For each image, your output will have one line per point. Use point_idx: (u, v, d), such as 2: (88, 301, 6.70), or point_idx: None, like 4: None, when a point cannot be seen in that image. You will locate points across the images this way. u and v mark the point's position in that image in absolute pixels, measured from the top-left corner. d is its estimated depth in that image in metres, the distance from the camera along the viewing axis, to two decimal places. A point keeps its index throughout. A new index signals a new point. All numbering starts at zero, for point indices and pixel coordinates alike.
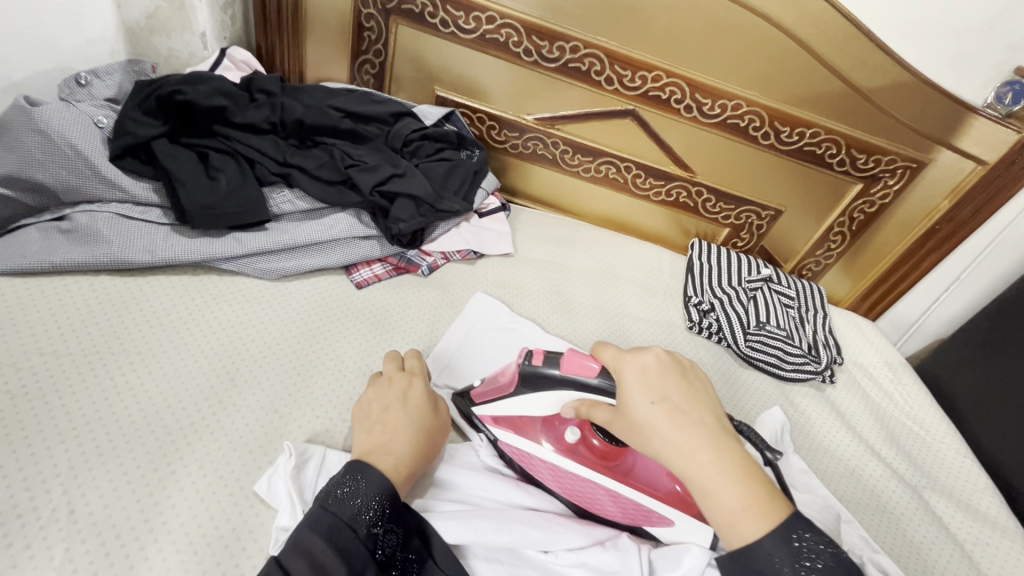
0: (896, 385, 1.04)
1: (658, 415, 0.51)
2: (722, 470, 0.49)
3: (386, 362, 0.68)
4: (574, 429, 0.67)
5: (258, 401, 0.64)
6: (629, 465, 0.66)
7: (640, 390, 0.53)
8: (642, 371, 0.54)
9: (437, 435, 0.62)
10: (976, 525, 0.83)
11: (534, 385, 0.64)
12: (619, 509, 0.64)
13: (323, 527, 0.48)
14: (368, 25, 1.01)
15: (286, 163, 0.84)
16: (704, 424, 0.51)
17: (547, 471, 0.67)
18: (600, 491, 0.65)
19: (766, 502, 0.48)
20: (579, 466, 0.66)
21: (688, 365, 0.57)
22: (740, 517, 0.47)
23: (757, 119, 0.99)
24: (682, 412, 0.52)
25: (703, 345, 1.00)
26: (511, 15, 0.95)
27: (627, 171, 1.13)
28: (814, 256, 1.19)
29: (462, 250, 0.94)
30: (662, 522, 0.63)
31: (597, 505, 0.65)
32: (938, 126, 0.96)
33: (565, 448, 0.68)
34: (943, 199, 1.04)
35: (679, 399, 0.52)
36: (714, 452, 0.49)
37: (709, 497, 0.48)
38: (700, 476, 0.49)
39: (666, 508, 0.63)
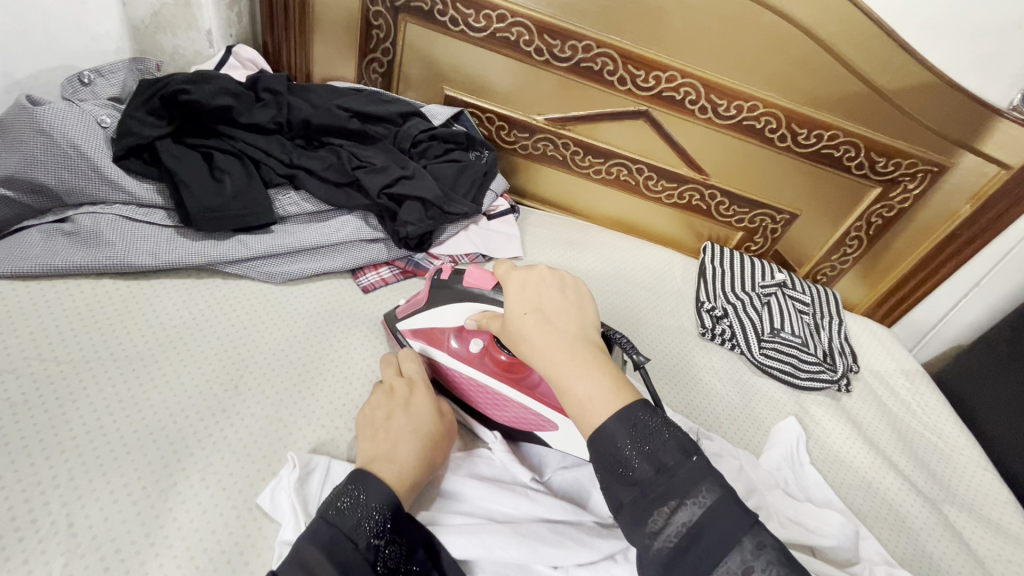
0: (913, 395, 1.01)
1: (527, 322, 0.53)
2: (577, 363, 0.50)
3: (391, 365, 0.68)
4: (478, 340, 0.69)
5: (262, 409, 0.63)
6: (531, 378, 0.68)
7: (519, 297, 0.55)
8: (523, 283, 0.56)
9: (443, 443, 0.60)
10: (998, 540, 0.81)
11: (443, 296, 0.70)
12: (511, 410, 0.68)
13: (323, 539, 0.47)
14: (377, 23, 0.99)
15: (292, 164, 0.82)
16: (569, 327, 0.53)
17: (452, 373, 0.71)
18: (494, 396, 0.68)
19: (622, 394, 0.48)
20: (479, 374, 0.69)
21: (572, 283, 0.57)
22: (590, 406, 0.48)
23: (774, 121, 0.97)
24: (550, 320, 0.53)
25: (715, 351, 0.98)
26: (522, 13, 0.93)
27: (639, 173, 1.10)
28: (829, 261, 1.17)
29: (470, 252, 0.92)
30: (548, 426, 0.66)
31: (492, 405, 0.69)
32: (961, 129, 0.93)
33: (469, 356, 0.69)
34: (964, 203, 1.01)
35: (552, 308, 0.54)
36: (571, 349, 0.51)
37: (566, 391, 0.49)
38: (556, 370, 0.50)
39: (555, 416, 0.66)
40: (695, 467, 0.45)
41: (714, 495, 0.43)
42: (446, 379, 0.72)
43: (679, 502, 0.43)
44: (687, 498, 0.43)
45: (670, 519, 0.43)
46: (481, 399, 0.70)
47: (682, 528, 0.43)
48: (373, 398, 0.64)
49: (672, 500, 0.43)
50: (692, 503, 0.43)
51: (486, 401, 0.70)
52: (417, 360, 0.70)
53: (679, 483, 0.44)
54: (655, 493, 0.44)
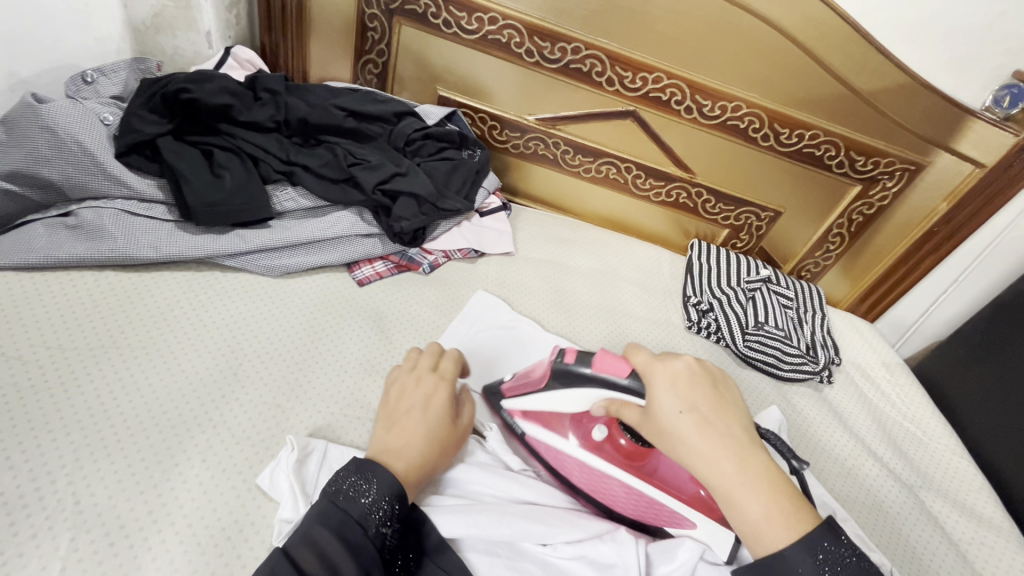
0: (894, 386, 1.04)
1: (689, 425, 0.54)
2: (749, 480, 0.52)
3: (425, 354, 0.68)
4: (601, 428, 0.69)
5: (260, 396, 0.65)
6: (653, 465, 0.67)
7: (670, 397, 0.56)
8: (673, 382, 0.57)
9: (451, 443, 0.62)
10: (973, 524, 0.84)
11: (568, 380, 0.65)
12: (641, 505, 0.66)
13: (334, 523, 0.49)
14: (372, 25, 1.02)
15: (289, 161, 0.85)
16: (731, 433, 0.54)
17: (571, 463, 0.69)
18: (620, 488, 0.67)
19: (790, 509, 0.51)
20: (604, 464, 0.67)
21: (717, 375, 0.60)
22: (767, 526, 0.50)
23: (757, 120, 1.00)
24: (712, 424, 0.55)
25: (702, 344, 1.01)
26: (514, 16, 0.96)
27: (627, 171, 1.13)
28: (813, 257, 1.20)
29: (463, 248, 0.95)
30: (683, 523, 0.63)
31: (618, 499, 0.67)
32: (936, 128, 0.96)
33: (591, 445, 0.69)
34: (942, 201, 1.05)
35: (710, 411, 0.55)
36: (740, 464, 0.52)
37: (736, 506, 0.51)
38: (727, 485, 0.52)
39: (689, 510, 0.63)
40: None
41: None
42: (562, 469, 0.70)
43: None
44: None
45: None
46: (605, 494, 0.67)
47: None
48: (401, 382, 0.65)
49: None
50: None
51: (610, 496, 0.67)
52: (456, 361, 0.69)
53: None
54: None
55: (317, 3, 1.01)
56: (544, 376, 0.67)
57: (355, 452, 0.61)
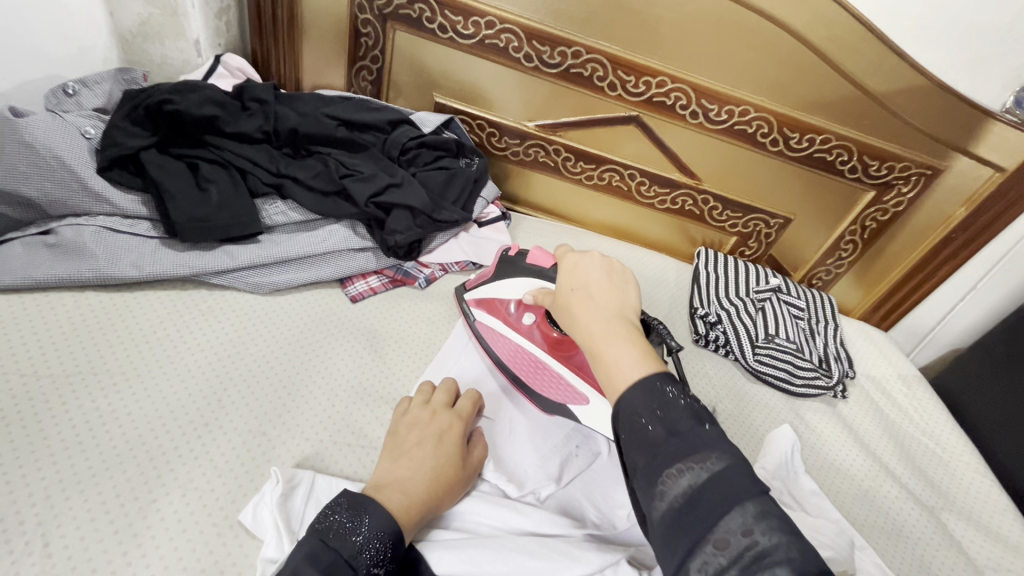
0: (910, 400, 1.00)
1: (572, 295, 0.56)
2: (614, 333, 0.51)
3: (438, 393, 0.67)
4: (533, 315, 0.74)
5: (245, 423, 0.62)
6: (574, 357, 0.72)
7: (566, 273, 0.59)
8: (573, 267, 0.59)
9: (457, 485, 0.59)
10: (997, 549, 0.79)
11: (512, 271, 0.76)
12: (548, 379, 0.71)
13: (322, 563, 0.46)
14: (365, 31, 0.99)
15: (279, 173, 0.82)
16: (615, 305, 0.55)
17: (501, 339, 0.75)
18: (535, 363, 0.73)
19: (651, 364, 0.49)
20: (530, 344, 0.73)
21: (623, 269, 0.59)
22: (619, 370, 0.49)
23: (766, 125, 0.96)
24: (593, 296, 0.55)
25: (709, 357, 0.97)
26: (511, 20, 0.93)
27: (630, 178, 1.10)
28: (824, 265, 1.16)
29: (460, 260, 0.92)
30: (580, 400, 0.68)
31: (530, 371, 0.73)
32: (954, 131, 0.92)
33: (522, 328, 0.74)
34: (959, 206, 1.01)
35: (598, 285, 0.56)
36: (609, 321, 0.53)
37: (599, 358, 0.51)
38: (591, 338, 0.52)
39: (588, 390, 0.68)
40: (706, 433, 0.45)
41: (724, 461, 0.43)
42: (491, 345, 0.76)
43: (681, 462, 0.43)
44: (695, 462, 0.43)
45: (676, 479, 0.43)
46: (519, 365, 0.74)
47: (684, 489, 0.42)
48: (413, 414, 0.64)
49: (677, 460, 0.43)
50: (699, 467, 0.43)
51: (525, 368, 0.73)
52: (475, 401, 0.68)
53: (688, 446, 0.44)
54: (668, 453, 0.44)
55: (309, 8, 0.98)
56: (492, 269, 0.77)
57: (344, 485, 0.58)
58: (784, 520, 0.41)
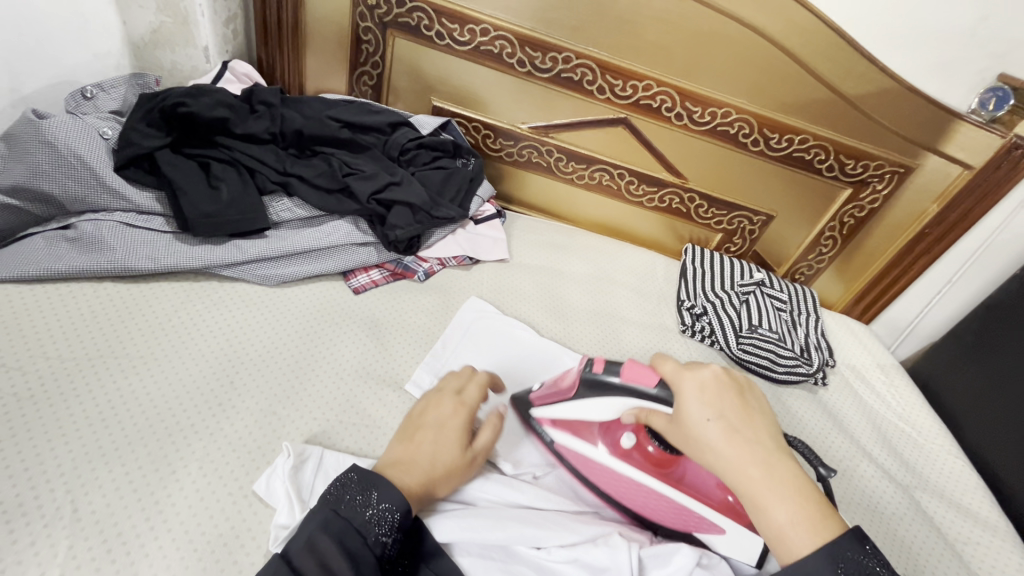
0: (889, 388, 1.05)
1: (717, 433, 0.54)
2: (777, 486, 0.52)
3: (453, 376, 0.69)
4: (630, 435, 0.67)
5: (257, 403, 0.66)
6: (679, 472, 0.65)
7: (697, 403, 0.56)
8: (698, 389, 0.57)
9: (456, 473, 0.61)
10: (968, 525, 0.84)
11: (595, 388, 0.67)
12: (670, 510, 0.66)
13: (334, 531, 0.50)
14: (366, 38, 1.04)
15: (285, 172, 0.86)
16: (759, 440, 0.55)
17: (600, 469, 0.69)
18: (649, 494, 0.66)
19: (823, 524, 0.50)
20: (634, 471, 0.67)
21: (742, 383, 0.59)
22: (793, 533, 0.50)
23: (747, 126, 1.02)
24: (739, 431, 0.55)
25: (696, 348, 1.01)
26: (505, 28, 0.98)
27: (620, 178, 1.15)
28: (806, 260, 1.21)
29: (457, 255, 0.96)
30: (712, 529, 0.64)
31: (647, 504, 0.67)
32: (924, 131, 0.98)
33: (620, 452, 0.68)
34: (932, 202, 1.06)
35: (739, 418, 0.55)
36: (766, 467, 0.53)
37: (762, 512, 0.52)
38: (753, 487, 0.52)
39: (719, 518, 0.63)
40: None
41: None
42: (593, 475, 0.70)
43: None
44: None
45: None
46: (632, 498, 0.67)
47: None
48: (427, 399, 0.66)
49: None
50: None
51: (639, 501, 0.67)
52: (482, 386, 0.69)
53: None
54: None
55: (313, 16, 1.03)
56: (573, 386, 0.68)
57: (351, 460, 0.62)
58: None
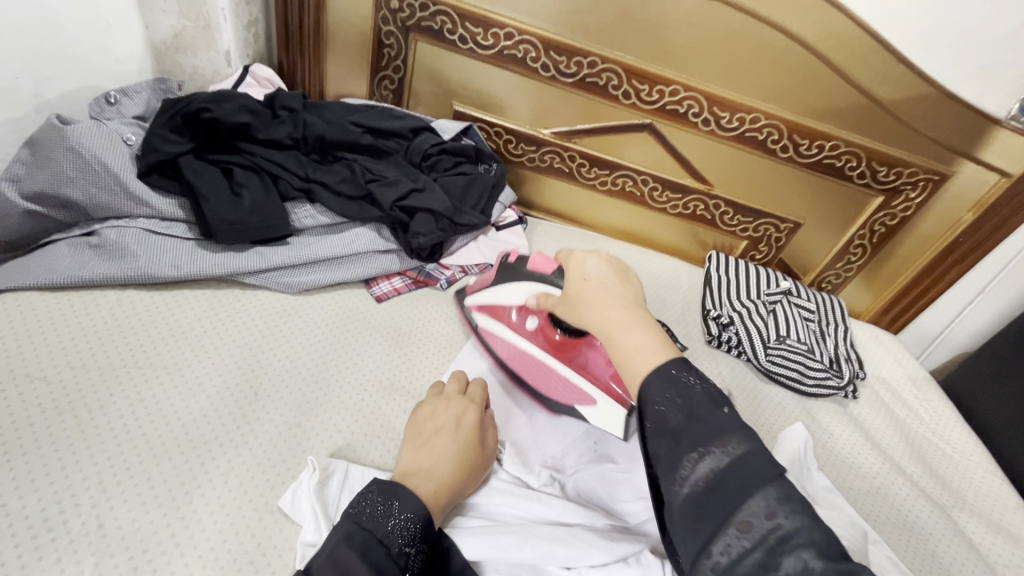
0: (921, 401, 1.02)
1: (585, 289, 0.58)
2: (630, 319, 0.53)
3: (450, 383, 0.69)
4: (535, 319, 0.76)
5: (281, 416, 0.64)
6: (579, 359, 0.76)
7: (576, 271, 0.60)
8: (584, 261, 0.61)
9: (476, 469, 0.61)
10: (1009, 546, 0.81)
11: (510, 276, 0.77)
12: (558, 384, 0.76)
13: (359, 545, 0.48)
14: (388, 42, 1.02)
15: (308, 178, 0.85)
16: (627, 298, 0.56)
17: (507, 345, 0.78)
18: (544, 369, 0.76)
19: (667, 349, 0.50)
20: (535, 349, 0.77)
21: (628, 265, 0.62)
22: (637, 354, 0.50)
23: (776, 132, 0.99)
24: (606, 288, 0.57)
25: (722, 358, 0.99)
26: (529, 31, 0.96)
27: (643, 184, 1.12)
28: (834, 269, 1.18)
29: (480, 263, 0.95)
30: (586, 400, 0.74)
31: (540, 378, 0.77)
32: (961, 138, 0.95)
33: (526, 333, 0.77)
34: (967, 211, 1.03)
35: (609, 280, 0.58)
36: (624, 308, 0.55)
37: (614, 342, 0.52)
38: (609, 326, 0.53)
39: (595, 392, 0.73)
40: (725, 417, 0.45)
41: (741, 445, 0.43)
42: (500, 352, 0.79)
43: (702, 449, 0.44)
44: (714, 447, 0.44)
45: (694, 465, 0.44)
46: (529, 372, 0.77)
47: (705, 475, 0.43)
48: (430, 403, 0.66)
49: (701, 449, 0.44)
50: (719, 452, 0.43)
51: (534, 375, 0.77)
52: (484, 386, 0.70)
53: (709, 432, 0.45)
54: (689, 442, 0.45)
55: (335, 20, 1.02)
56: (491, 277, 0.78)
57: (376, 475, 0.61)
58: (806, 506, 0.42)
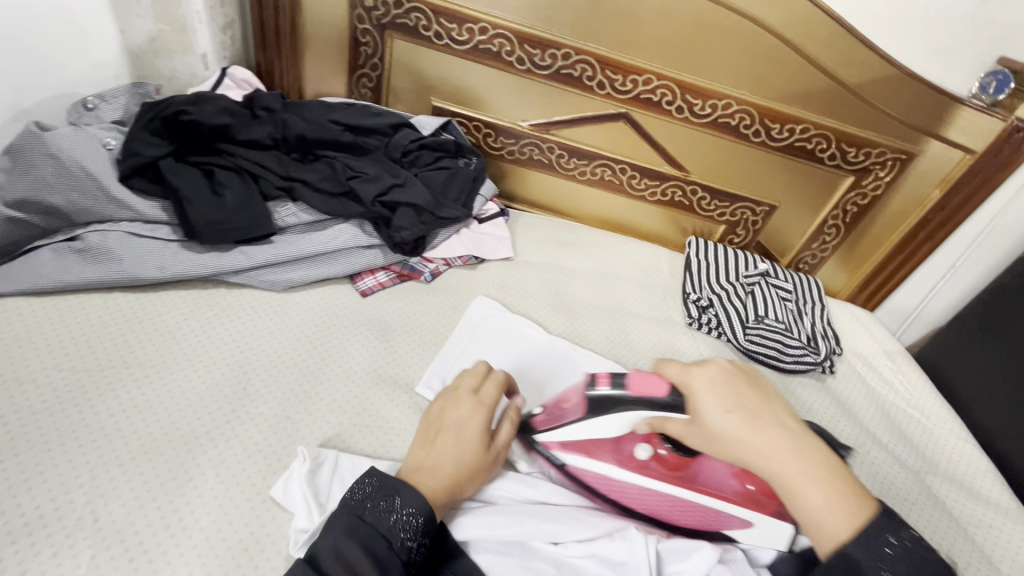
0: (896, 373, 1.05)
1: (738, 424, 0.54)
2: (805, 466, 0.52)
3: (468, 375, 0.67)
4: (643, 446, 0.67)
5: (270, 409, 0.66)
6: (697, 474, 0.66)
7: (711, 398, 0.56)
8: (711, 382, 0.57)
9: (481, 470, 0.60)
10: (980, 507, 0.84)
11: (604, 404, 0.65)
12: (694, 515, 0.65)
13: (361, 539, 0.50)
14: (364, 41, 1.04)
15: (289, 177, 0.86)
16: (781, 425, 0.55)
17: (620, 486, 0.66)
18: (674, 501, 0.65)
19: (852, 497, 0.51)
20: (655, 482, 0.66)
21: (748, 371, 0.60)
22: (828, 513, 0.50)
23: (748, 117, 1.02)
24: (759, 417, 0.55)
25: (704, 340, 1.01)
26: (503, 25, 0.98)
27: (622, 173, 1.14)
28: (810, 249, 1.21)
29: (463, 255, 0.97)
30: (734, 523, 0.64)
31: (672, 513, 0.66)
32: (926, 118, 0.98)
33: (635, 465, 0.67)
34: (934, 188, 1.06)
35: (753, 405, 0.55)
36: (792, 449, 0.52)
37: (794, 495, 0.51)
38: (784, 472, 0.52)
39: (745, 511, 0.64)
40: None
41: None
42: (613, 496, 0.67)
43: None
44: None
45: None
46: (657, 509, 0.66)
47: None
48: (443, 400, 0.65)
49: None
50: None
51: (664, 511, 0.66)
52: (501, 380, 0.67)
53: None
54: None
55: (311, 20, 1.03)
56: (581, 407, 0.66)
57: (366, 462, 0.62)
58: None
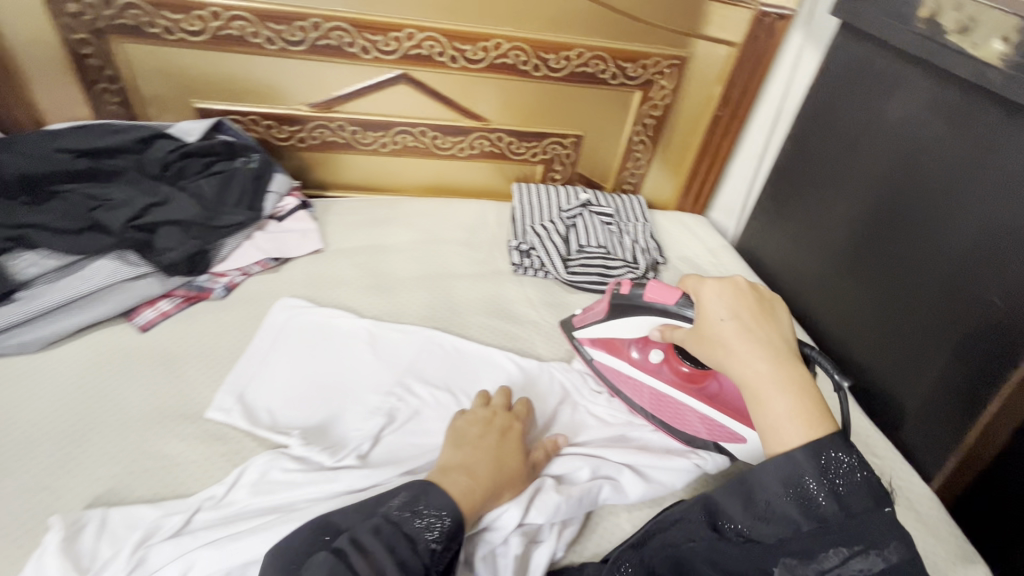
0: (718, 267, 1.10)
1: (726, 331, 0.57)
2: (778, 379, 0.51)
3: (498, 396, 0.70)
4: (659, 351, 0.76)
5: (20, 483, 0.60)
6: (710, 388, 0.73)
7: (710, 309, 0.60)
8: (714, 295, 0.60)
9: (516, 481, 0.60)
10: None
11: (626, 309, 0.73)
12: (692, 419, 0.72)
13: (386, 537, 0.47)
14: (86, 52, 0.92)
15: (18, 224, 0.76)
16: (769, 340, 0.55)
17: (634, 383, 0.76)
18: (678, 405, 0.73)
19: (821, 418, 0.49)
20: (661, 382, 0.75)
21: (768, 297, 0.61)
22: (787, 424, 0.49)
23: (522, 53, 1.01)
24: (753, 329, 0.56)
25: (533, 282, 1.02)
26: (234, 6, 0.90)
27: (424, 135, 1.11)
28: (627, 168, 1.22)
29: (259, 260, 0.90)
30: (735, 439, 0.70)
31: (672, 414, 0.73)
32: (682, 19, 1.01)
33: (651, 368, 0.76)
34: (715, 85, 1.10)
35: (748, 319, 0.57)
36: (774, 362, 0.53)
37: (761, 405, 0.51)
38: (755, 381, 0.52)
39: (743, 430, 0.69)
40: (887, 518, 0.44)
41: (904, 554, 0.42)
42: (626, 389, 0.77)
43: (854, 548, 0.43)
44: (869, 549, 0.43)
45: (842, 558, 0.43)
46: (656, 408, 0.74)
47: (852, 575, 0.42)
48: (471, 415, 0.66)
49: (852, 545, 0.43)
50: (876, 555, 0.42)
51: (665, 411, 0.74)
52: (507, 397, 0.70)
53: (869, 532, 0.43)
54: (840, 535, 0.44)
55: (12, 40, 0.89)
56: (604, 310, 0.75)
57: (140, 509, 0.58)
58: None
